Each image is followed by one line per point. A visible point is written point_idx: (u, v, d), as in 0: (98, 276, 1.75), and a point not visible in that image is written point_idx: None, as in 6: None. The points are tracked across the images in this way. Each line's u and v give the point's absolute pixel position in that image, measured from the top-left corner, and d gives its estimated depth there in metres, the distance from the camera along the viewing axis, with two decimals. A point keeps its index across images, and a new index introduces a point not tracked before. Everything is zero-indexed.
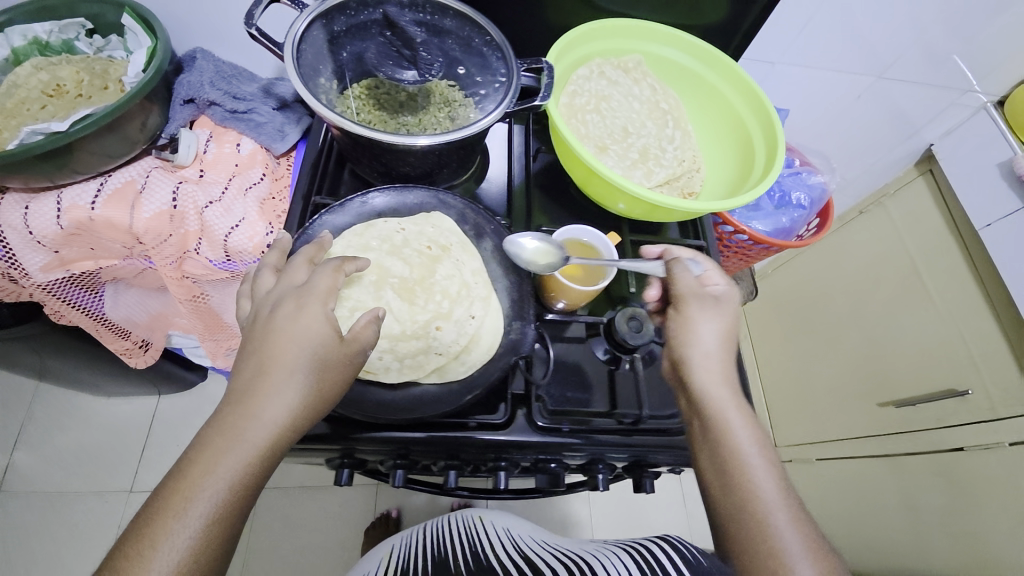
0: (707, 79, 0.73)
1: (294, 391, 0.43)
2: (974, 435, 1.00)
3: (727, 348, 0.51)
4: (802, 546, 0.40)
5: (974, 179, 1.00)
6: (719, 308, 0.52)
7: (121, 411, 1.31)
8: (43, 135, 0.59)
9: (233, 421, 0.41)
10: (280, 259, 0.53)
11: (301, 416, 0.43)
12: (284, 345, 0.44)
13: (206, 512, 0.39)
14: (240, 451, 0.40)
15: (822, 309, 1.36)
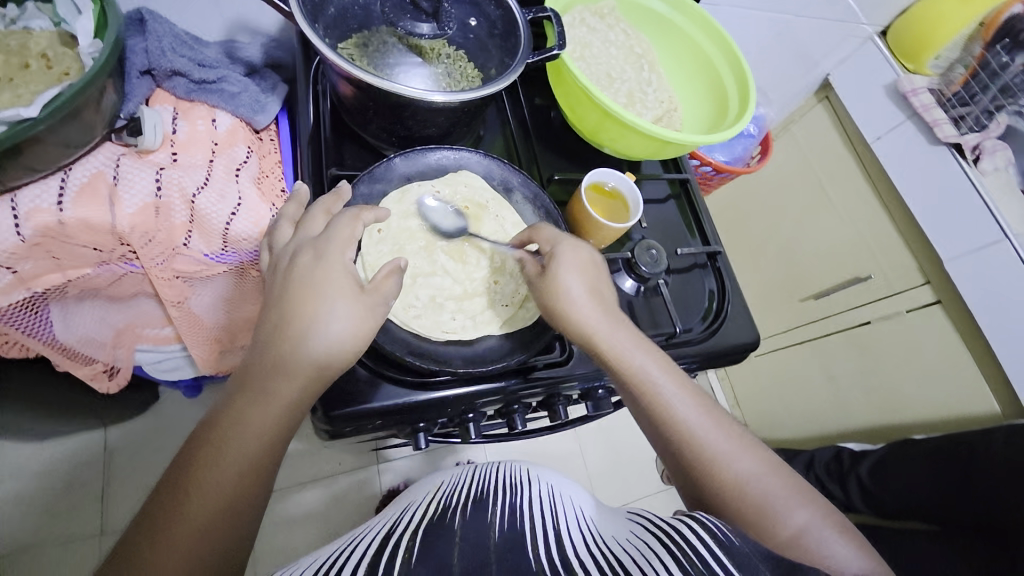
0: (677, 23, 0.79)
1: (316, 344, 0.44)
2: (878, 309, 1.23)
3: (594, 295, 0.53)
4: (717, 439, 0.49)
5: (868, 100, 1.20)
6: (573, 261, 0.54)
7: (54, 453, 1.10)
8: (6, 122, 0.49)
9: (265, 374, 0.44)
10: (299, 208, 0.54)
11: (320, 369, 0.45)
12: (308, 298, 0.45)
13: (241, 465, 0.42)
14: (270, 404, 0.44)
15: (750, 227, 1.54)
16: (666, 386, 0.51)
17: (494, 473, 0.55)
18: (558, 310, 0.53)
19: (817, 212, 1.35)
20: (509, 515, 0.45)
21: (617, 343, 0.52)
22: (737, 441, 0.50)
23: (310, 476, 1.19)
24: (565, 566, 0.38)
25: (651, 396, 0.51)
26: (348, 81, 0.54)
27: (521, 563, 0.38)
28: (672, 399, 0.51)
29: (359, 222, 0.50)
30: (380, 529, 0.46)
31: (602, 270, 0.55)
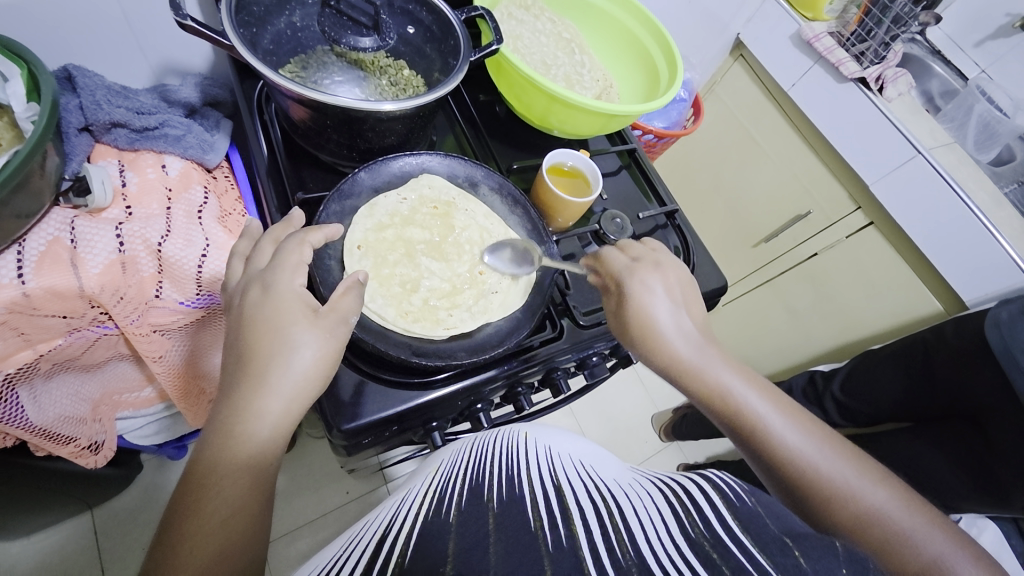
0: (596, 5, 0.84)
1: (283, 382, 0.41)
2: (822, 240, 1.33)
3: (681, 315, 0.55)
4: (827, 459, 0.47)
5: (777, 51, 1.30)
6: (662, 276, 0.56)
7: (40, 547, 1.03)
8: None
9: (241, 423, 0.39)
10: (251, 244, 0.50)
11: (296, 404, 0.41)
12: (265, 335, 0.41)
13: (223, 511, 0.37)
14: (237, 450, 0.38)
15: (696, 188, 1.63)
16: (776, 420, 0.49)
17: (491, 449, 0.47)
18: (650, 340, 0.53)
19: (752, 161, 1.44)
20: (512, 489, 0.38)
21: (711, 374, 0.52)
22: (857, 466, 0.47)
23: (319, 511, 1.16)
24: (565, 520, 0.34)
25: (744, 410, 0.50)
26: (299, 103, 0.55)
27: (521, 536, 0.32)
28: (779, 432, 0.49)
29: (307, 245, 0.46)
30: (368, 533, 0.38)
31: (691, 297, 0.57)
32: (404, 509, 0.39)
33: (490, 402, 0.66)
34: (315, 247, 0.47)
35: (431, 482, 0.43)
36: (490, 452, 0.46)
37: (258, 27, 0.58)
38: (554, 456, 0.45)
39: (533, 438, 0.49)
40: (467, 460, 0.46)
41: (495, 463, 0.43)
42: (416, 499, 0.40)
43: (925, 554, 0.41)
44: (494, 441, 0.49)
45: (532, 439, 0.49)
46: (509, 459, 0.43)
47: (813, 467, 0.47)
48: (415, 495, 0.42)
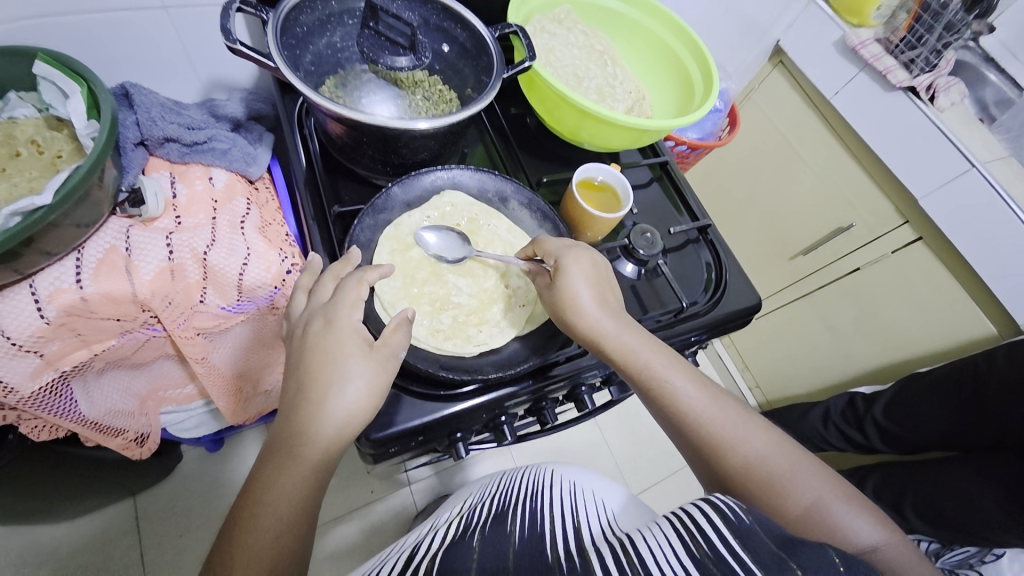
0: (630, 16, 0.83)
1: (337, 409, 0.43)
2: (864, 255, 1.28)
3: (599, 292, 0.55)
4: (711, 408, 0.50)
5: (819, 58, 1.25)
6: (581, 262, 0.56)
7: (85, 530, 1.09)
8: (23, 215, 0.50)
9: (297, 432, 0.42)
10: (312, 279, 0.54)
11: (340, 426, 0.43)
12: (323, 367, 0.44)
13: (275, 529, 0.40)
14: (297, 470, 0.42)
15: (729, 197, 1.59)
16: (675, 379, 0.52)
17: (517, 488, 0.52)
18: (569, 317, 0.55)
19: (792, 171, 1.39)
20: (534, 526, 0.41)
21: (626, 345, 0.53)
22: (754, 424, 0.50)
23: (345, 509, 1.19)
24: (580, 551, 0.36)
25: (646, 374, 0.52)
26: (337, 120, 0.57)
27: (538, 564, 0.35)
28: (686, 396, 0.51)
29: (364, 283, 0.50)
30: (404, 548, 0.45)
31: (609, 280, 0.57)
32: (431, 536, 0.45)
33: (515, 415, 0.67)
34: (372, 284, 0.50)
35: (460, 516, 0.50)
36: (518, 488, 0.52)
37: (300, 47, 0.61)
38: (577, 491, 0.49)
39: (558, 474, 0.54)
40: (492, 499, 0.51)
41: (519, 499, 0.49)
42: (443, 528, 0.46)
43: (805, 498, 0.45)
44: (523, 483, 0.53)
45: (558, 477, 0.53)
46: (535, 496, 0.49)
47: (706, 418, 0.50)
48: (447, 523, 0.48)
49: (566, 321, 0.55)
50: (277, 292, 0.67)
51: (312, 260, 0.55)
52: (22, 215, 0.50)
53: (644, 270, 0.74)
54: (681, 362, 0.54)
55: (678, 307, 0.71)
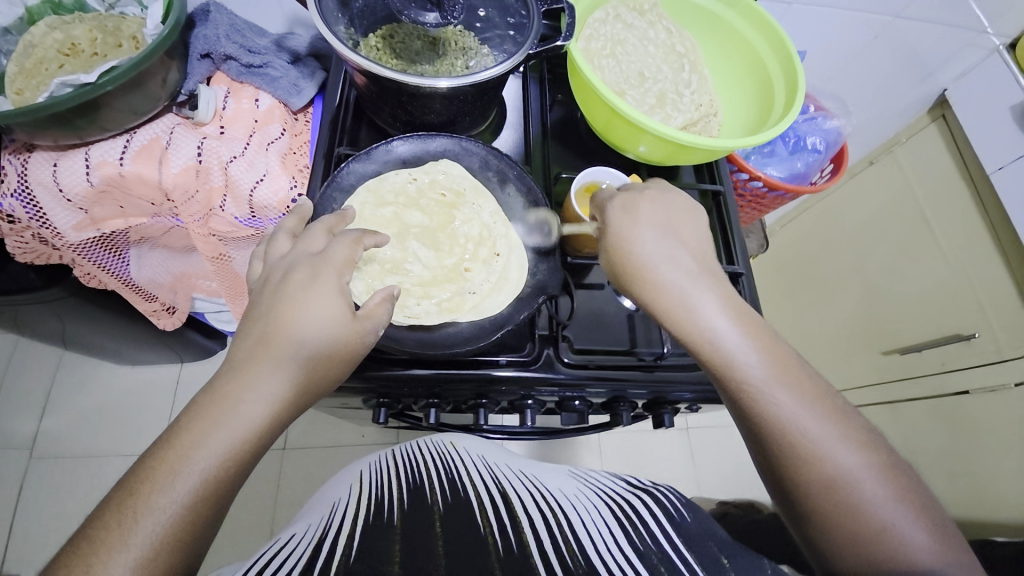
0: (725, 19, 0.73)
1: (295, 370, 0.42)
2: (980, 377, 1.01)
3: (669, 244, 0.52)
4: (784, 390, 0.45)
5: (991, 121, 1.00)
6: (651, 210, 0.53)
7: (138, 377, 1.31)
8: (72, 87, 0.61)
9: (243, 384, 0.40)
10: (298, 224, 0.52)
11: (286, 383, 0.42)
12: (295, 320, 0.43)
13: (194, 489, 0.37)
14: (232, 427, 0.39)
15: (830, 262, 1.36)
16: (749, 357, 0.46)
17: (419, 458, 0.59)
18: (630, 268, 0.51)
19: (914, 251, 1.15)
20: (454, 498, 0.52)
21: (693, 304, 0.49)
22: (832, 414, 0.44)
23: (335, 441, 1.29)
24: (515, 535, 0.47)
25: (711, 344, 0.47)
26: (359, 69, 0.57)
27: (469, 541, 0.46)
28: (756, 372, 0.46)
29: (359, 245, 0.49)
30: (322, 522, 0.50)
31: (682, 231, 0.53)
32: (347, 509, 0.51)
33: (449, 403, 0.65)
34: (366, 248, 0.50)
35: (365, 488, 0.54)
36: (424, 459, 0.59)
37: None
38: (491, 467, 0.58)
39: (457, 446, 0.61)
40: (394, 470, 0.57)
41: (424, 471, 0.57)
42: (356, 501, 0.52)
43: (875, 520, 0.40)
44: (425, 453, 0.60)
45: (456, 447, 0.61)
46: (447, 466, 0.57)
47: (783, 413, 0.44)
48: (357, 495, 0.53)
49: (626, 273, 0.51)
50: (282, 216, 0.71)
51: (302, 205, 0.53)
52: (70, 88, 0.61)
53: None
54: (756, 333, 0.48)
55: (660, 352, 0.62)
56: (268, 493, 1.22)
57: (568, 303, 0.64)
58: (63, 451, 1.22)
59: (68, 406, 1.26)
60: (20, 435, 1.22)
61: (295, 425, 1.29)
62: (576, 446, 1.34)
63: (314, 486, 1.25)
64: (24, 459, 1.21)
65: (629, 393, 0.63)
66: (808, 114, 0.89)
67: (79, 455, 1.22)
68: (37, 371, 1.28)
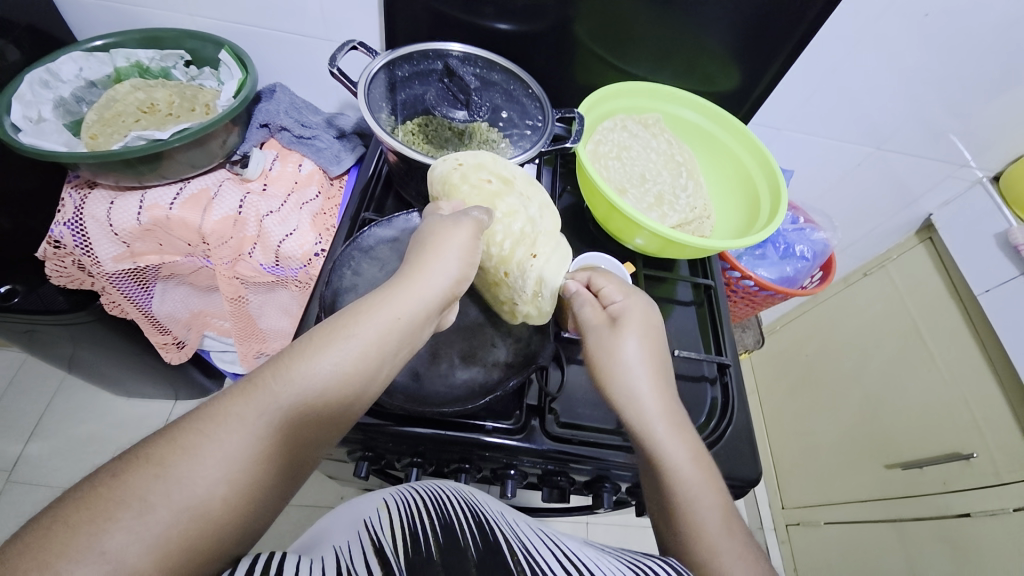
0: (719, 137, 0.83)
1: (415, 292, 0.44)
2: (979, 500, 0.98)
3: (649, 356, 0.54)
4: (711, 508, 0.47)
5: (974, 247, 1.06)
6: (632, 322, 0.56)
7: (131, 410, 1.31)
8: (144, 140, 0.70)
9: (364, 307, 0.41)
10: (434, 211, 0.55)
11: (339, 377, 0.38)
12: (416, 258, 0.46)
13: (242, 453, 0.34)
14: (343, 348, 0.39)
15: (828, 366, 1.37)
16: (692, 471, 0.49)
17: (448, 498, 0.46)
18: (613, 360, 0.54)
19: (911, 363, 1.16)
20: (488, 538, 0.38)
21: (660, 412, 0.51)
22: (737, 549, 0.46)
23: (314, 500, 1.25)
24: None
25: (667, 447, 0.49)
26: (392, 151, 0.65)
27: None
28: (693, 488, 0.48)
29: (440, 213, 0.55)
30: (358, 540, 0.36)
31: (660, 345, 0.56)
32: (389, 535, 0.37)
33: (432, 465, 0.66)
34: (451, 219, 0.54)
35: (399, 516, 0.41)
36: (442, 497, 0.46)
37: (395, 90, 0.73)
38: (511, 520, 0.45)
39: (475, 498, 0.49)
40: (426, 503, 0.44)
41: (463, 512, 0.43)
42: (396, 529, 0.38)
43: None
44: (451, 495, 0.47)
45: (476, 498, 0.49)
46: (471, 509, 0.44)
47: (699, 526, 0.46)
48: (393, 522, 0.40)
49: (607, 363, 0.54)
50: (302, 268, 0.78)
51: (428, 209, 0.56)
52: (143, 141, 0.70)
53: None
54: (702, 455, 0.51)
55: None
56: None
57: (558, 377, 0.67)
58: (38, 478, 1.20)
59: (55, 432, 1.26)
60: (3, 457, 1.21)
61: None
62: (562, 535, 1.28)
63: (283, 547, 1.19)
64: None
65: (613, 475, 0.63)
66: (798, 224, 0.96)
67: (52, 485, 1.19)
68: (36, 393, 1.30)
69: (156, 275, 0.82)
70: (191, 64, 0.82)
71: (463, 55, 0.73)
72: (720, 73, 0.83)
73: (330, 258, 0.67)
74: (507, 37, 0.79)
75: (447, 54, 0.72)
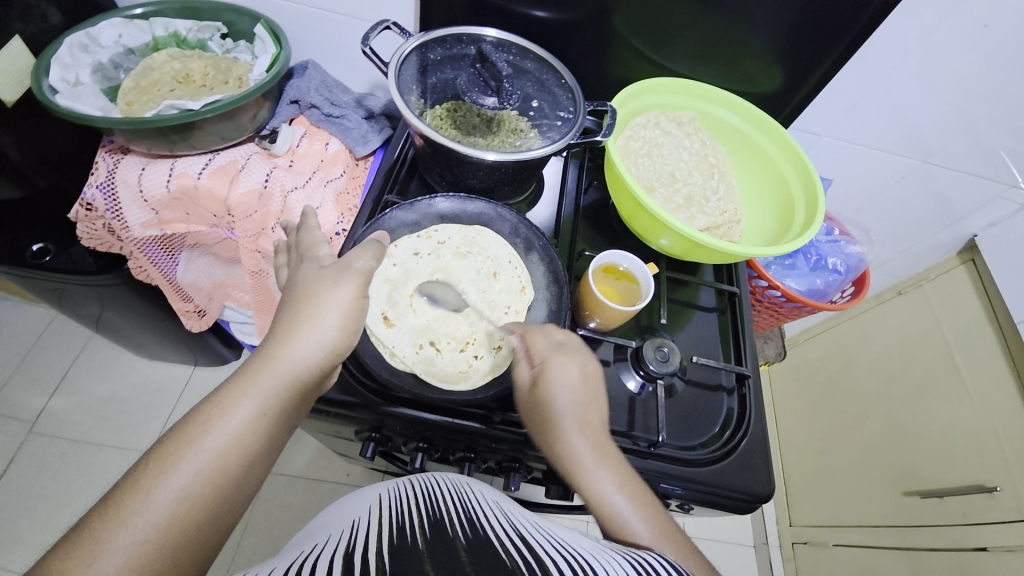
0: (756, 139, 0.79)
1: (308, 336, 0.45)
2: (999, 536, 0.94)
3: (586, 393, 0.53)
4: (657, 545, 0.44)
5: (1019, 273, 1.00)
6: (569, 357, 0.55)
7: (150, 373, 1.35)
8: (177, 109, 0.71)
9: (267, 354, 0.43)
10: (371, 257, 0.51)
11: (260, 419, 0.41)
12: (307, 302, 0.46)
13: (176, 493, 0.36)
14: (252, 393, 0.41)
15: (851, 385, 1.33)
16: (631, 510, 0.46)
17: (440, 493, 0.46)
18: (541, 412, 0.52)
19: (938, 391, 1.11)
20: (476, 530, 0.38)
21: (592, 461, 0.49)
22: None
23: (320, 476, 1.27)
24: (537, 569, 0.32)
25: (600, 493, 0.47)
26: (420, 134, 0.64)
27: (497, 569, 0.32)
28: (638, 531, 0.44)
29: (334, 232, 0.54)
30: (343, 534, 0.36)
31: (595, 377, 0.55)
32: (368, 526, 0.37)
33: (438, 453, 0.65)
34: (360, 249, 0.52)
35: (389, 509, 0.41)
36: (436, 492, 0.46)
37: (426, 73, 0.72)
38: (504, 512, 0.45)
39: (472, 492, 0.49)
40: (418, 498, 0.44)
41: (449, 507, 0.43)
42: (378, 520, 0.38)
43: None
44: (444, 490, 0.47)
45: (473, 492, 0.49)
46: (462, 502, 0.44)
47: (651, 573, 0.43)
48: (382, 515, 0.40)
49: (539, 414, 0.52)
50: None
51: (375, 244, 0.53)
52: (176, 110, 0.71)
53: (650, 383, 0.66)
54: (640, 489, 0.48)
55: (654, 440, 0.62)
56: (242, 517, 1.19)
57: None
58: (62, 431, 1.25)
59: (78, 388, 1.30)
60: (30, 408, 1.26)
61: (285, 451, 1.28)
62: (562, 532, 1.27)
63: (288, 519, 1.21)
64: (22, 433, 1.23)
65: None
66: (832, 236, 0.93)
67: (72, 439, 1.24)
68: (64, 349, 1.35)
69: (182, 244, 0.83)
70: (227, 38, 0.82)
71: (498, 40, 0.71)
72: (762, 73, 0.80)
73: (349, 239, 0.66)
74: (543, 24, 0.77)
75: (480, 39, 0.70)
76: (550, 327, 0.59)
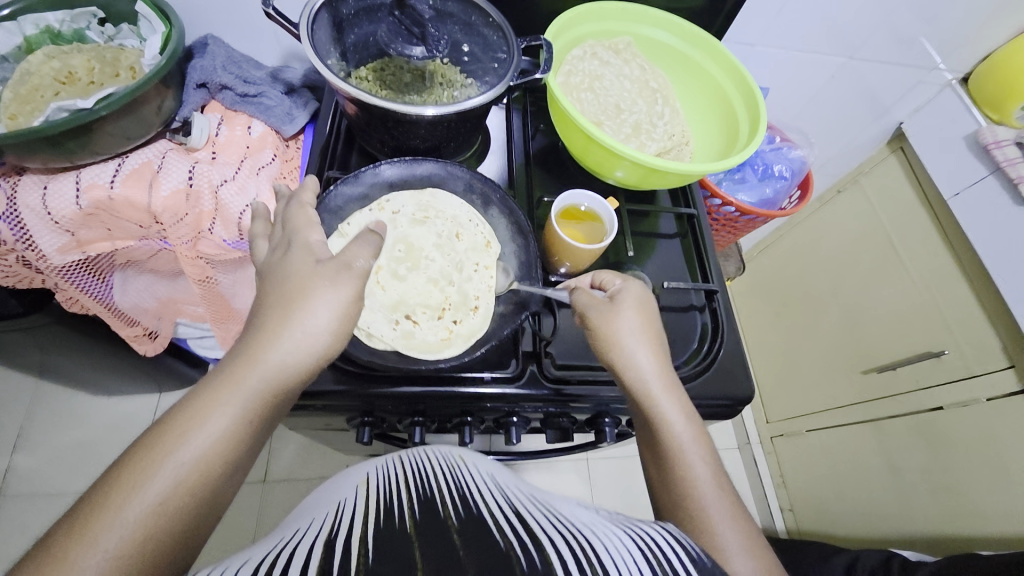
0: (692, 57, 0.79)
1: (294, 334, 0.41)
2: (952, 393, 1.04)
3: (647, 336, 0.55)
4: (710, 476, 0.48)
5: (943, 151, 1.07)
6: (631, 303, 0.56)
7: (115, 409, 1.27)
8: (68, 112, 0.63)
9: (246, 354, 0.40)
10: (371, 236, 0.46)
11: (242, 423, 0.38)
12: (292, 295, 0.42)
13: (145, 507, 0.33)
14: (234, 397, 0.38)
15: (807, 286, 1.41)
16: (693, 446, 0.49)
17: (431, 467, 0.45)
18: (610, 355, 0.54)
19: (884, 275, 1.20)
20: (469, 508, 0.36)
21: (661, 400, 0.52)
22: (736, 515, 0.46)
23: (321, 473, 1.26)
24: (533, 547, 0.31)
25: (665, 425, 0.50)
26: (349, 99, 0.59)
27: (490, 553, 0.30)
28: (699, 466, 0.48)
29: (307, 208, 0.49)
30: (327, 522, 0.35)
31: (656, 320, 0.57)
32: (355, 511, 0.36)
33: (436, 423, 0.65)
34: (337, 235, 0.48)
35: (377, 492, 0.39)
36: (430, 466, 0.45)
37: (342, 31, 0.66)
38: (498, 483, 0.43)
39: (466, 460, 0.48)
40: (408, 476, 0.42)
41: (441, 482, 0.41)
42: (367, 505, 0.37)
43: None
44: (436, 462, 0.45)
45: (466, 461, 0.48)
46: (455, 475, 0.43)
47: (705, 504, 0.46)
48: (370, 499, 0.38)
49: (605, 356, 0.55)
50: None
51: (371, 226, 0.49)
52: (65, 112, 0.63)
53: None
54: (700, 427, 0.52)
55: None
56: (248, 530, 1.17)
57: (551, 321, 0.65)
58: (33, 488, 1.17)
59: (39, 441, 1.21)
60: None
61: (277, 456, 1.25)
62: (566, 474, 1.33)
63: None
64: None
65: (614, 409, 0.63)
66: (775, 144, 0.95)
67: (47, 493, 1.17)
68: (11, 404, 1.24)
69: (113, 265, 0.76)
70: (106, 23, 0.72)
71: None
72: None
73: None
74: None
75: None
76: (609, 275, 0.61)
